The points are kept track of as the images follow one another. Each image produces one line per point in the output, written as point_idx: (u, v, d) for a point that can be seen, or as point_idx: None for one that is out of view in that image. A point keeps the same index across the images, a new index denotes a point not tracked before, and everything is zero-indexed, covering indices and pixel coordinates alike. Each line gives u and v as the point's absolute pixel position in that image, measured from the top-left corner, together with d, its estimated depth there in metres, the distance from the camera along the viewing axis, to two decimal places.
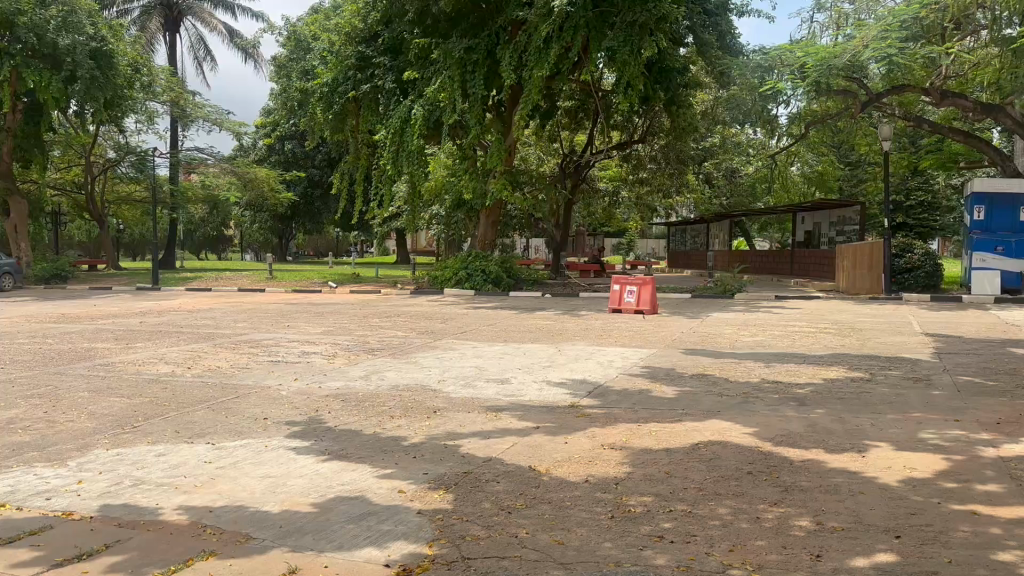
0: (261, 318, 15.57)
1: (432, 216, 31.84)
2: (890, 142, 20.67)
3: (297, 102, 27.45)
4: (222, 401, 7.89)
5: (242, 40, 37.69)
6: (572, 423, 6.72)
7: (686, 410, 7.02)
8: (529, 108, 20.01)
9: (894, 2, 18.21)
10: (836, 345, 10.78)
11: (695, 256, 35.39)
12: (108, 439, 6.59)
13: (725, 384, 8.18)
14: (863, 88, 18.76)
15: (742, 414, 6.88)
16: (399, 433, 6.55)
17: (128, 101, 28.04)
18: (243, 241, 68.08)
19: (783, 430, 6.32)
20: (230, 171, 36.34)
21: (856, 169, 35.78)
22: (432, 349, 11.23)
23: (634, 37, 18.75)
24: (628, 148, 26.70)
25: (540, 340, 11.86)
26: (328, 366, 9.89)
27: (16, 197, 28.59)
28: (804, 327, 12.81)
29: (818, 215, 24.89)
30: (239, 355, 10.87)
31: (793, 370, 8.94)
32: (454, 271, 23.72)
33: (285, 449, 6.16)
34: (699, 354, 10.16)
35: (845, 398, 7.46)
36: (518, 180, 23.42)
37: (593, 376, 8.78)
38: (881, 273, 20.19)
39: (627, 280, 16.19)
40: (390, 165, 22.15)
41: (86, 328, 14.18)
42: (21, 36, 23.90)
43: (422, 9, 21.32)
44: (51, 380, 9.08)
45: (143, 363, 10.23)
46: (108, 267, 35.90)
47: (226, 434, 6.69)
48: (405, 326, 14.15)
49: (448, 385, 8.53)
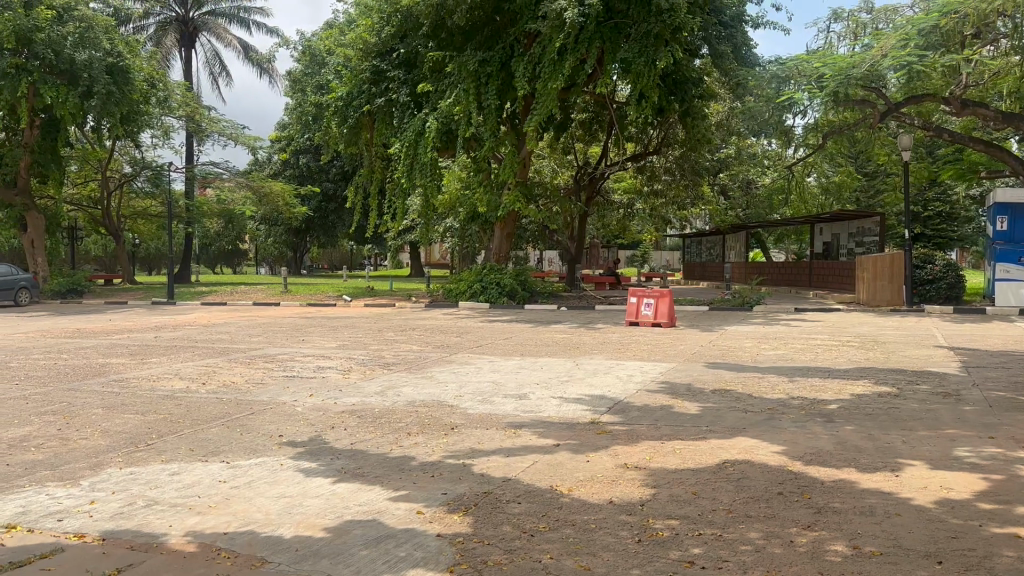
0: (276, 333, 15.50)
1: (446, 229, 31.77)
2: (909, 152, 20.40)
3: (311, 116, 27.49)
4: (237, 418, 7.78)
5: (256, 54, 37.91)
6: (593, 441, 6.56)
7: (710, 427, 6.85)
8: (544, 119, 19.92)
9: (913, 11, 18.04)
10: (860, 359, 10.57)
11: (711, 268, 35.15)
12: (121, 457, 6.49)
13: (749, 400, 7.99)
14: (882, 98, 18.55)
15: (768, 431, 6.70)
16: (416, 451, 6.41)
17: (143, 116, 28.20)
18: (258, 255, 68.28)
19: (811, 448, 6.13)
20: (245, 186, 36.48)
21: (873, 180, 35.50)
22: (448, 364, 11.10)
23: (649, 48, 18.62)
24: (642, 159, 26.55)
25: (558, 354, 11.71)
26: (343, 381, 9.78)
27: (33, 212, 28.78)
28: (825, 340, 12.60)
29: (837, 227, 24.63)
30: (254, 370, 10.78)
31: (818, 384, 8.74)
32: (469, 284, 23.57)
33: (300, 468, 6.03)
34: (720, 368, 9.98)
35: (874, 414, 7.26)
36: (532, 192, 23.30)
37: (613, 392, 8.63)
38: (902, 285, 19.98)
39: (644, 292, 16.02)
40: (404, 178, 22.07)
41: (100, 343, 14.14)
42: (38, 52, 24.08)
43: (436, 22, 21.31)
44: (65, 396, 9.00)
45: (157, 379, 10.15)
46: (124, 281, 36.03)
47: (240, 452, 6.57)
48: (420, 339, 14.05)
49: (465, 401, 8.39)
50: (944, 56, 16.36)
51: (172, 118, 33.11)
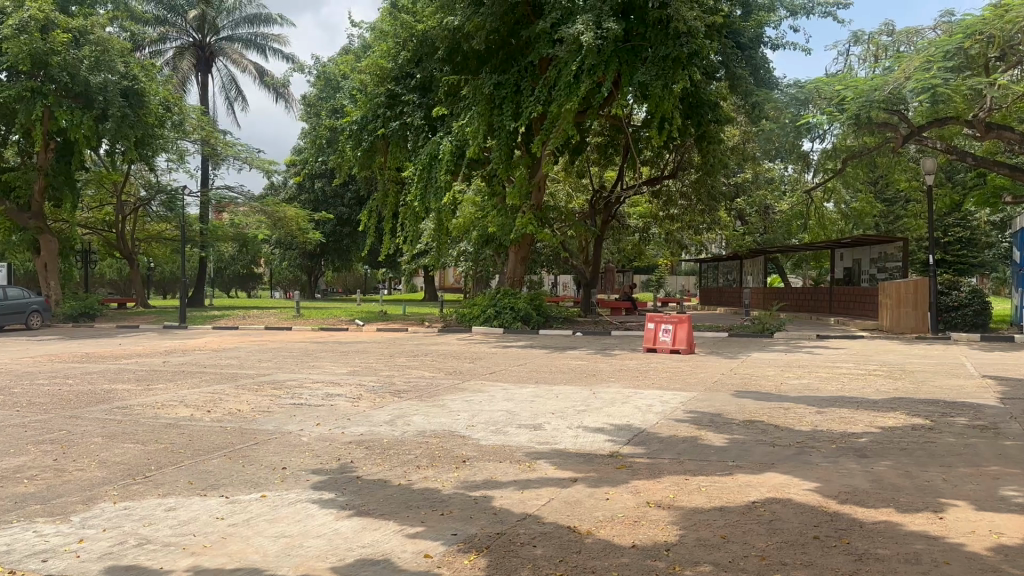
0: (285, 358, 15.20)
1: (460, 253, 31.54)
2: (933, 177, 20.03)
3: (325, 140, 27.42)
4: (240, 448, 7.47)
5: (272, 78, 38.05)
6: (613, 475, 6.19)
7: (737, 463, 6.46)
8: (559, 142, 19.72)
9: (935, 33, 17.78)
10: (889, 389, 10.14)
11: (728, 293, 34.69)
12: (116, 491, 6.17)
13: (776, 432, 7.59)
14: (904, 120, 18.25)
15: (799, 467, 6.30)
16: (426, 486, 6.06)
17: (159, 139, 28.24)
18: (272, 280, 68.28)
19: (847, 486, 5.74)
20: (259, 211, 36.66)
21: (894, 206, 35.06)
22: (461, 391, 10.75)
23: (667, 71, 18.35)
24: (658, 184, 26.24)
25: (574, 382, 11.33)
26: (352, 409, 9.44)
27: (47, 235, 28.75)
28: (851, 368, 12.17)
29: (858, 251, 24.20)
30: (261, 397, 10.46)
31: (848, 416, 8.32)
32: (483, 308, 23.21)
33: (303, 504, 5.69)
34: (744, 398, 9.58)
35: (910, 449, 6.85)
36: (547, 216, 23.00)
37: (632, 422, 8.25)
38: (927, 311, 19.49)
39: (662, 318, 15.64)
40: (417, 202, 21.84)
41: (107, 368, 13.88)
42: (54, 76, 24.19)
43: (452, 45, 21.22)
44: (65, 424, 8.72)
45: (161, 406, 9.85)
46: (137, 305, 35.91)
47: (240, 486, 6.24)
48: (433, 366, 13.69)
49: (478, 431, 8.02)
50: (969, 79, 16.01)
51: (187, 142, 33.21)
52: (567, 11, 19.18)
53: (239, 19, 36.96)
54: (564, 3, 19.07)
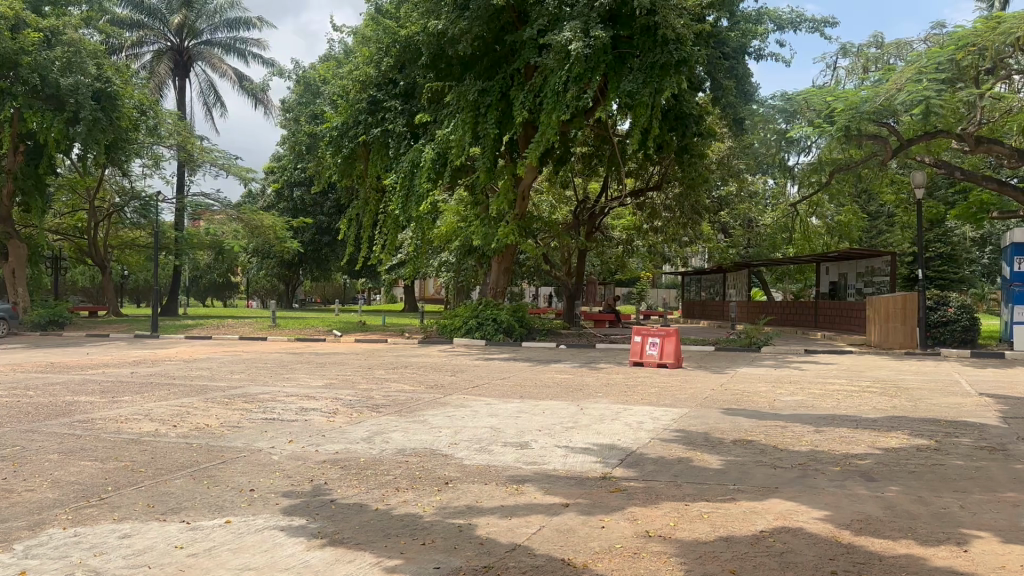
0: (259, 370, 14.64)
1: (441, 263, 31.07)
2: (923, 190, 19.83)
3: (304, 147, 26.94)
4: (205, 468, 6.96)
5: (251, 83, 37.44)
6: (606, 500, 5.77)
7: (739, 487, 6.06)
8: (544, 150, 19.39)
9: (924, 45, 17.67)
10: (886, 407, 9.78)
11: (712, 306, 34.48)
12: (66, 515, 5.64)
13: (776, 453, 7.20)
14: (894, 133, 18.13)
15: (805, 492, 5.91)
16: (406, 511, 5.59)
17: (132, 143, 27.59)
18: (249, 289, 67.40)
19: (859, 514, 5.36)
20: (236, 219, 36.15)
21: (876, 220, 35.03)
22: (443, 406, 10.29)
23: (654, 79, 18.03)
24: (642, 195, 25.96)
25: (560, 397, 10.90)
26: (327, 425, 8.94)
27: (15, 240, 28.05)
28: (844, 385, 11.81)
29: (844, 265, 24.00)
30: (231, 412, 9.92)
31: (848, 436, 7.95)
32: (464, 320, 22.75)
33: (272, 531, 5.21)
34: (737, 415, 9.19)
35: (917, 472, 6.49)
36: (530, 228, 22.64)
37: (622, 441, 7.82)
38: (915, 326, 19.32)
39: (649, 331, 15.26)
40: (398, 212, 21.32)
41: (71, 379, 13.25)
42: (24, 76, 23.61)
43: (436, 51, 20.87)
44: (19, 439, 8.13)
45: (124, 421, 9.28)
46: (109, 314, 35.07)
47: (204, 510, 5.74)
48: (413, 379, 13.20)
49: (461, 450, 7.57)
50: (961, 92, 15.87)
51: (163, 147, 32.54)
52: (554, 17, 18.87)
53: (220, 23, 36.48)
54: (551, 10, 18.78)
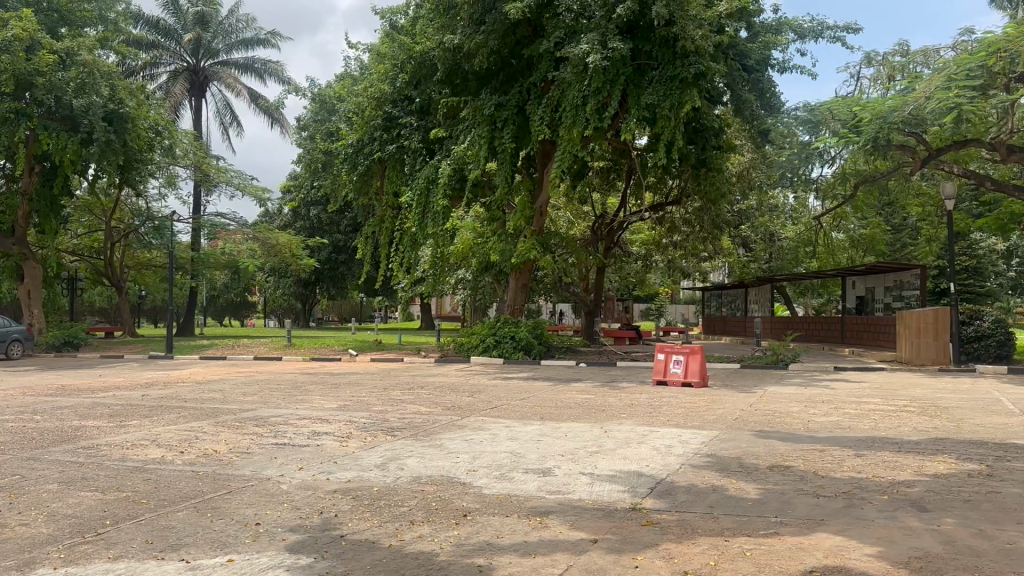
0: (273, 392, 14.26)
1: (459, 281, 30.79)
2: (953, 201, 19.24)
3: (320, 165, 26.77)
4: (210, 499, 6.57)
5: (266, 102, 37.44)
6: (636, 535, 5.33)
7: (781, 519, 5.60)
8: (562, 165, 19.05)
9: (953, 52, 17.18)
10: (927, 428, 9.25)
11: (734, 322, 33.89)
12: (59, 553, 5.26)
13: (817, 480, 6.72)
14: (922, 143, 17.64)
15: (853, 525, 5.44)
16: (422, 548, 5.18)
17: (146, 164, 27.57)
18: (266, 309, 67.48)
19: (917, 550, 4.89)
20: (252, 238, 36.02)
21: (901, 233, 34.28)
22: (460, 429, 9.88)
23: (675, 90, 17.71)
24: (661, 209, 25.54)
25: (582, 418, 10.47)
26: (340, 450, 8.57)
27: (32, 261, 28.08)
28: (879, 404, 11.27)
29: (872, 279, 23.41)
30: (241, 437, 9.53)
31: (892, 460, 7.45)
32: (481, 337, 22.39)
33: (277, 572, 4.81)
34: (771, 438, 8.70)
35: (971, 501, 6.01)
36: (549, 243, 22.24)
37: (650, 467, 7.36)
38: (948, 342, 18.67)
39: (673, 348, 14.80)
40: (415, 229, 21.02)
41: (80, 402, 12.94)
42: (39, 97, 23.65)
43: (452, 67, 20.62)
44: (19, 467, 7.79)
45: (130, 447, 8.94)
46: (125, 335, 34.98)
47: (205, 547, 5.35)
48: (430, 400, 12.80)
49: (480, 477, 7.16)
50: (992, 99, 15.37)
51: (178, 167, 32.50)
52: (571, 29, 18.48)
53: (235, 42, 36.57)
54: (568, 22, 18.44)
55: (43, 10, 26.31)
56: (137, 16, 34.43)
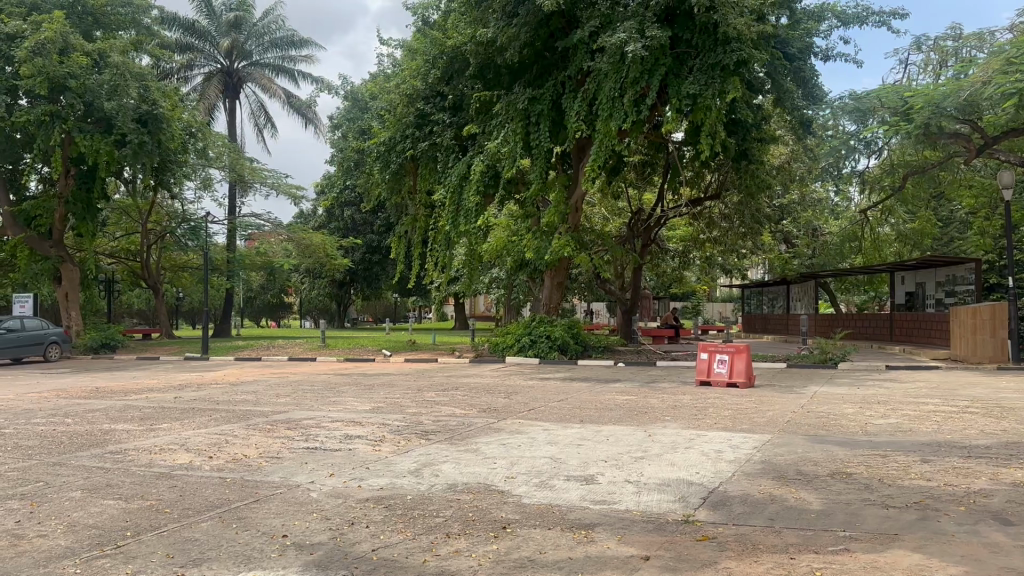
0: (306, 393, 13.99)
1: (493, 279, 30.50)
2: (1009, 191, 18.42)
3: (352, 163, 26.61)
4: (235, 509, 6.24)
5: (299, 101, 37.45)
6: (693, 551, 4.89)
7: (852, 534, 5.11)
8: (600, 160, 18.59)
9: (1009, 35, 16.47)
10: (996, 431, 8.66)
11: (776, 319, 33.12)
12: (75, 567, 4.96)
13: (884, 489, 6.21)
14: (976, 130, 16.88)
15: (932, 540, 4.94)
16: (457, 565, 4.79)
17: (180, 165, 27.65)
18: (302, 310, 67.78)
19: (1009, 571, 4.38)
20: (287, 238, 36.06)
21: (949, 226, 33.23)
22: (497, 432, 9.47)
23: (715, 79, 17.15)
24: (700, 204, 24.96)
25: (625, 421, 10.01)
26: (372, 456, 8.20)
27: (69, 265, 28.43)
28: (941, 405, 10.67)
29: (922, 275, 22.59)
30: (271, 441, 9.23)
31: (963, 467, 6.91)
32: (516, 337, 22.01)
33: None
34: (828, 443, 8.17)
35: None
36: (584, 241, 21.82)
37: (702, 475, 6.89)
38: (1007, 338, 17.89)
39: (717, 347, 14.27)
40: (448, 228, 20.71)
41: (112, 405, 12.77)
42: (73, 100, 23.91)
43: (484, 61, 20.24)
44: (45, 474, 7.56)
45: (159, 451, 8.69)
46: (162, 337, 35.19)
47: (228, 562, 5.01)
48: (466, 401, 12.44)
49: (520, 485, 6.75)
50: None
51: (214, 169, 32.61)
52: (607, 19, 18.04)
53: (268, 43, 36.67)
54: (604, 11, 17.96)
55: (78, 13, 26.58)
56: (171, 20, 34.64)
